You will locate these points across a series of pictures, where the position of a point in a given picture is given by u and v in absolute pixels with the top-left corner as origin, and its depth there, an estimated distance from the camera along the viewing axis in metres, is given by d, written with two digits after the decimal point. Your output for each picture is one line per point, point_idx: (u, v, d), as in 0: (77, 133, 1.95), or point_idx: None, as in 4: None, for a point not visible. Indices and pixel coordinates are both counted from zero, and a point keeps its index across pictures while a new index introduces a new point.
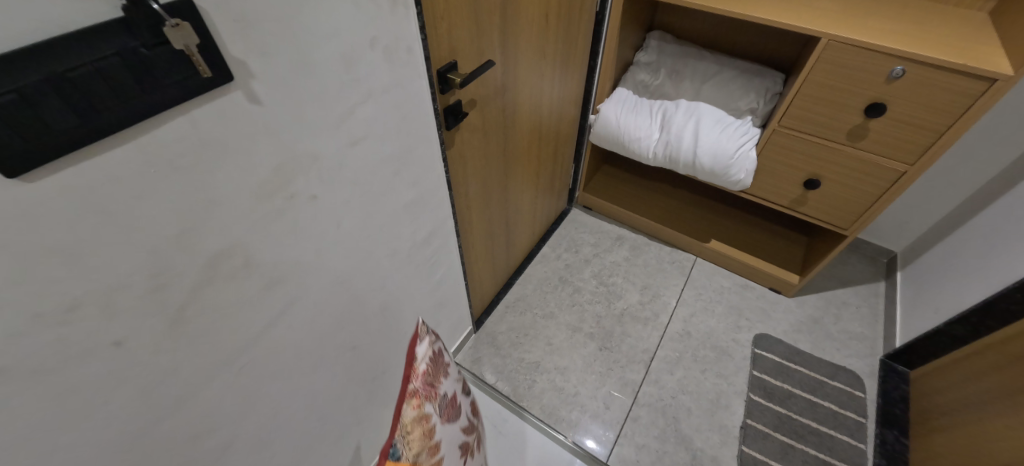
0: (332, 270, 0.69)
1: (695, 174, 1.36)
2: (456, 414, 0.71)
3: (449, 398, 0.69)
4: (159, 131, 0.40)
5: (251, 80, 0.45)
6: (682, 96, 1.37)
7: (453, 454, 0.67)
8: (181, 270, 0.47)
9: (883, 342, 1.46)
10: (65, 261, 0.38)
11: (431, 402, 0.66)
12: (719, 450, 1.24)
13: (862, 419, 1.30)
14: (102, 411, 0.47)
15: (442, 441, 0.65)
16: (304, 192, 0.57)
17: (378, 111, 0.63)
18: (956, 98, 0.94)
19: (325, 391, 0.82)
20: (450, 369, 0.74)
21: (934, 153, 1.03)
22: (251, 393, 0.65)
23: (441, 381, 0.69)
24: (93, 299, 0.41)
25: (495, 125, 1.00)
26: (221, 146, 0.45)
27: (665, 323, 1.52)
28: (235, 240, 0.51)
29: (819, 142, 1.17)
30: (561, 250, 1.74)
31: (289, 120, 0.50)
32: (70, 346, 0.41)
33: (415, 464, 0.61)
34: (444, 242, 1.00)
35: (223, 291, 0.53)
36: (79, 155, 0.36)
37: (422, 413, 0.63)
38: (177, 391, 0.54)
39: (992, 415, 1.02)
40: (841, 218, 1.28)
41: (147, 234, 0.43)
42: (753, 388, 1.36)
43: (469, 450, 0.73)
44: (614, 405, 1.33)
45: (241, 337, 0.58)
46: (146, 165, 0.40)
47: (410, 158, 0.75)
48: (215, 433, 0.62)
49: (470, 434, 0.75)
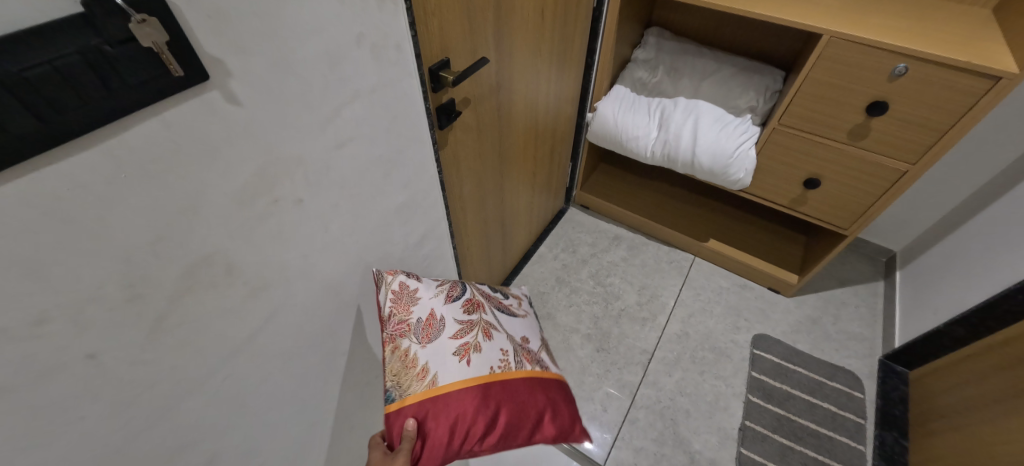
0: (321, 275, 0.67)
1: (693, 173, 1.34)
2: (439, 331, 0.77)
3: (422, 324, 0.77)
4: (127, 134, 0.37)
5: (228, 80, 0.42)
6: (680, 93, 1.35)
7: (449, 362, 0.74)
8: (157, 279, 0.45)
9: (882, 342, 1.45)
10: (29, 272, 0.36)
11: (404, 335, 0.76)
12: (718, 452, 1.23)
13: (861, 420, 1.29)
14: (77, 427, 0.45)
15: (429, 361, 0.74)
16: (289, 196, 0.55)
17: (367, 111, 0.61)
18: (960, 96, 0.92)
19: (317, 398, 0.80)
20: (426, 297, 0.81)
21: (937, 152, 1.01)
22: (237, 403, 0.63)
23: (410, 310, 0.78)
24: (63, 311, 0.39)
25: (490, 124, 0.97)
26: (197, 149, 0.42)
27: (664, 324, 1.50)
28: (216, 248, 0.49)
29: (819, 141, 1.15)
30: (558, 250, 1.72)
31: (271, 122, 0.48)
32: (39, 361, 0.39)
33: (406, 389, 0.72)
34: (438, 243, 0.98)
35: (203, 301, 0.50)
36: (38, 160, 0.34)
37: (398, 350, 0.75)
38: (157, 404, 0.51)
39: (992, 417, 1.01)
40: (841, 218, 1.26)
41: (119, 243, 0.40)
42: (752, 390, 1.35)
43: (474, 345, 0.77)
44: (612, 408, 1.31)
45: (224, 346, 0.56)
46: (115, 170, 0.38)
47: (401, 159, 0.72)
48: (199, 445, 0.60)
49: (472, 332, 0.79)
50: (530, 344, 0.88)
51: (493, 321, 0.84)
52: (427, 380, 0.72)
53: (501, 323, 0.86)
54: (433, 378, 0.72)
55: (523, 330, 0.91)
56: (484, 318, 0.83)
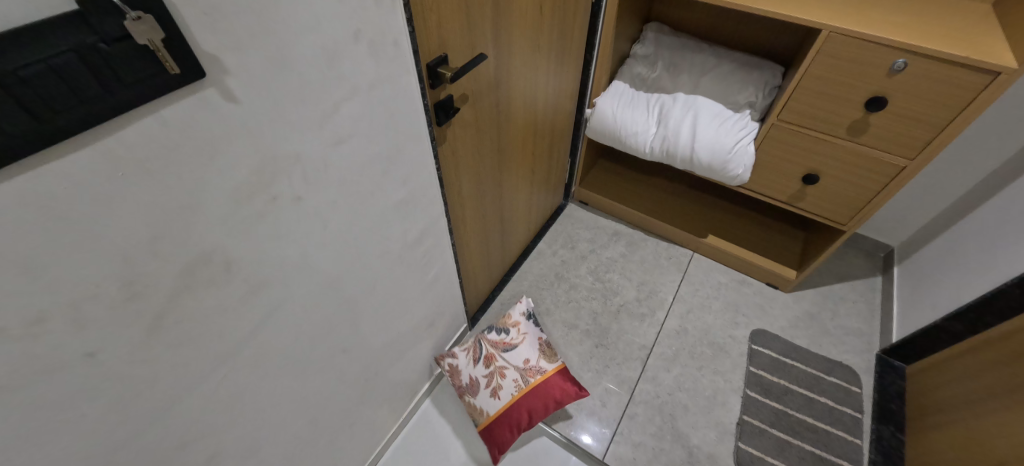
0: (320, 272, 0.67)
1: (692, 169, 1.34)
2: (478, 384, 1.19)
3: (468, 383, 1.19)
4: (124, 132, 0.37)
5: (225, 76, 0.42)
6: (679, 89, 1.34)
7: (492, 402, 1.17)
8: (155, 277, 0.45)
9: (880, 337, 1.46)
10: (26, 270, 0.36)
11: (465, 393, 1.20)
12: (715, 447, 1.24)
13: (858, 415, 1.30)
14: (75, 423, 0.45)
15: (482, 404, 1.17)
16: (286, 193, 0.55)
17: (365, 108, 0.61)
18: (958, 92, 0.92)
19: (317, 394, 0.81)
20: (464, 366, 1.21)
21: (935, 148, 1.01)
22: (237, 400, 0.63)
23: (460, 377, 1.20)
24: (61, 309, 0.39)
25: (488, 120, 0.97)
26: (194, 146, 0.42)
27: (662, 319, 1.51)
28: (214, 245, 0.49)
29: (819, 137, 1.15)
30: (557, 246, 1.72)
31: (268, 119, 0.48)
32: (38, 360, 0.39)
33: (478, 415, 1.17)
34: (437, 240, 0.98)
35: (201, 298, 0.50)
36: (34, 158, 0.33)
37: (466, 400, 1.20)
38: (156, 402, 0.51)
39: (988, 412, 1.02)
40: (839, 213, 1.26)
41: (117, 241, 0.40)
42: (750, 385, 1.35)
43: (499, 385, 1.18)
44: (610, 403, 1.32)
45: (223, 343, 0.56)
46: (112, 168, 0.38)
47: (400, 156, 0.72)
48: (199, 441, 0.60)
49: (495, 377, 1.19)
50: (534, 359, 1.22)
51: (506, 362, 1.20)
52: (485, 412, 1.17)
53: (510, 360, 1.21)
54: (487, 412, 1.17)
55: (527, 350, 1.23)
56: (500, 363, 1.20)
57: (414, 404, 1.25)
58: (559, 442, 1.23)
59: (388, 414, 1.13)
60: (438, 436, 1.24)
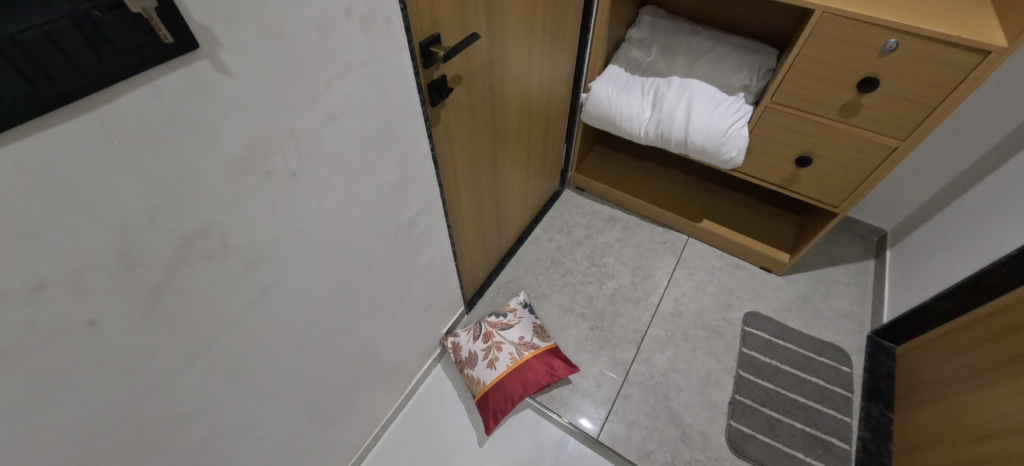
0: (315, 250, 0.68)
1: (686, 153, 1.35)
2: (476, 357, 1.28)
3: (468, 357, 1.29)
4: (119, 102, 0.38)
5: (217, 49, 0.43)
6: (674, 73, 1.35)
7: (489, 372, 1.26)
8: (153, 248, 0.46)
9: (871, 319, 1.48)
10: (27, 237, 0.37)
11: (464, 365, 1.29)
12: (707, 425, 1.26)
13: (848, 394, 1.32)
14: (79, 390, 0.46)
15: (480, 374, 1.26)
16: (281, 168, 0.55)
17: (357, 85, 0.61)
18: (949, 71, 0.93)
19: (315, 373, 0.82)
20: (465, 342, 1.32)
21: (926, 128, 1.02)
22: (236, 375, 0.64)
23: (459, 352, 1.31)
24: (62, 276, 0.40)
25: (482, 102, 0.98)
26: (188, 118, 0.43)
27: (657, 302, 1.53)
28: (210, 218, 0.50)
29: (811, 119, 1.15)
30: (553, 231, 1.73)
31: (261, 93, 0.49)
32: (41, 325, 0.40)
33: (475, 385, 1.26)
34: (432, 222, 0.99)
35: (198, 270, 0.51)
36: (31, 125, 0.34)
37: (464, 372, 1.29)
38: (157, 373, 0.53)
39: (974, 388, 1.04)
40: (832, 196, 1.27)
41: (114, 211, 0.41)
42: (742, 366, 1.38)
43: (494, 358, 1.28)
44: (605, 383, 1.34)
45: (221, 317, 0.57)
46: (108, 138, 0.38)
47: (394, 135, 0.73)
48: (199, 414, 0.61)
49: (491, 351, 1.29)
50: (528, 336, 1.33)
51: (503, 337, 1.31)
52: (482, 382, 1.25)
53: (506, 336, 1.32)
54: (483, 381, 1.25)
55: (522, 330, 1.34)
56: (496, 338, 1.31)
57: (412, 386, 1.28)
58: (562, 427, 1.25)
59: (386, 395, 1.15)
60: (436, 417, 1.26)
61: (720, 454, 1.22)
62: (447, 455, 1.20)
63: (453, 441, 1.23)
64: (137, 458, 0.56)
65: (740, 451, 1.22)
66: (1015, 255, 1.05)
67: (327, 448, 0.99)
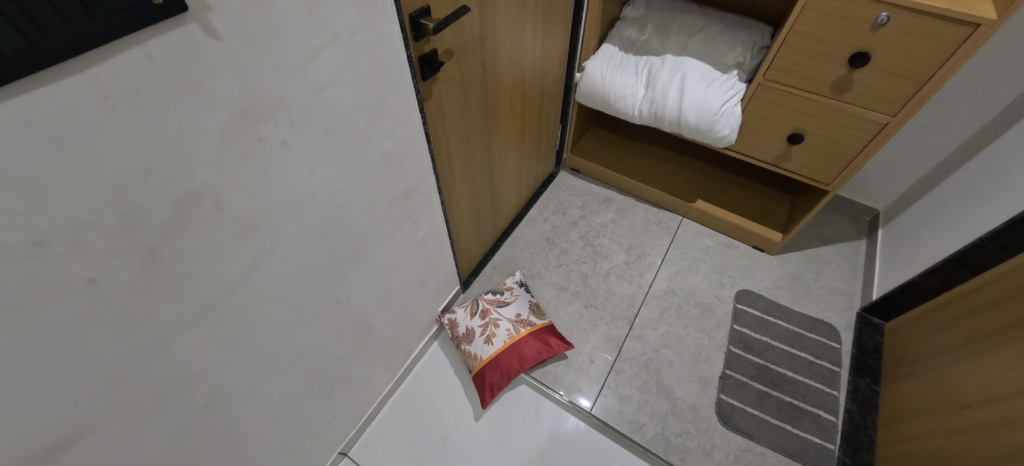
0: (309, 220, 0.70)
1: (680, 131, 1.35)
2: (474, 333, 1.31)
3: (465, 333, 1.31)
4: (112, 63, 0.39)
5: (206, 12, 0.43)
6: (668, 51, 1.34)
7: (486, 348, 1.28)
8: (149, 210, 0.47)
9: (861, 296, 1.50)
10: (28, 194, 0.38)
11: (461, 341, 1.31)
12: (698, 399, 1.29)
13: (836, 368, 1.35)
14: (81, 349, 0.48)
15: (477, 350, 1.29)
16: (272, 135, 0.57)
17: (347, 54, 0.62)
18: (940, 44, 0.93)
19: (312, 344, 0.84)
20: (462, 319, 1.34)
21: (916, 103, 1.02)
22: (234, 341, 0.66)
23: (457, 328, 1.33)
24: (61, 234, 0.42)
25: (474, 78, 0.98)
26: (180, 81, 0.44)
27: (650, 281, 1.55)
28: (204, 182, 0.51)
29: (804, 96, 1.16)
30: (549, 212, 1.74)
31: (251, 59, 0.50)
32: (42, 282, 0.42)
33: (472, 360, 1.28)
34: (425, 197, 1.00)
35: (194, 234, 0.53)
36: (29, 82, 0.35)
37: (461, 348, 1.31)
38: (156, 335, 0.55)
39: (957, 360, 1.06)
40: (822, 174, 1.29)
41: (110, 172, 0.43)
42: (733, 342, 1.40)
43: (491, 334, 1.30)
44: (599, 360, 1.37)
45: (217, 282, 0.59)
46: (102, 98, 0.40)
47: (384, 108, 0.74)
48: (198, 378, 0.63)
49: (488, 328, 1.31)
50: (525, 314, 1.36)
51: (500, 314, 1.34)
52: (479, 358, 1.27)
53: (504, 314, 1.34)
54: (481, 357, 1.27)
55: (518, 307, 1.37)
56: (493, 315, 1.33)
57: (409, 362, 1.30)
58: (561, 404, 1.28)
59: (382, 370, 1.17)
60: (433, 393, 1.29)
61: (710, 426, 1.25)
62: (444, 428, 1.23)
63: (451, 416, 1.26)
64: (140, 418, 0.58)
65: (729, 423, 1.25)
66: (1000, 229, 1.07)
67: (326, 419, 1.02)
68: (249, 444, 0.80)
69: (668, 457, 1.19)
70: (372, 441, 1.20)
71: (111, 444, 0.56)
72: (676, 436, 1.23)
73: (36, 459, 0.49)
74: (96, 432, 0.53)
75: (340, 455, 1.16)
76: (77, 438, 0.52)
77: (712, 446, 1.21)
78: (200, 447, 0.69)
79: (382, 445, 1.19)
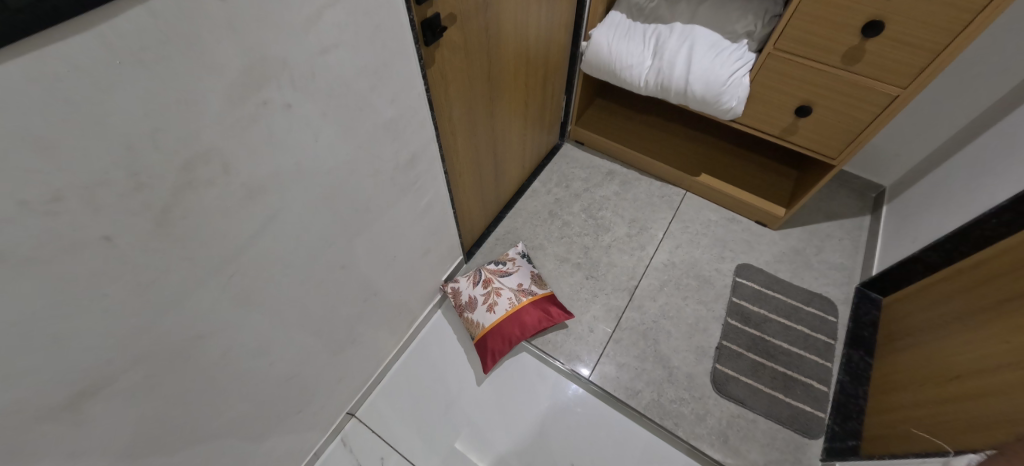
0: (313, 187, 0.71)
1: (686, 102, 1.33)
2: (476, 302, 1.33)
3: (467, 301, 1.34)
4: (118, 21, 0.40)
5: None
6: (677, 19, 1.30)
7: (487, 316, 1.31)
8: (158, 170, 0.49)
9: (860, 271, 1.50)
10: (42, 149, 0.39)
11: (463, 307, 1.35)
12: (694, 368, 1.33)
13: (832, 341, 1.37)
14: (99, 303, 0.50)
15: (479, 318, 1.32)
16: (275, 98, 0.57)
17: (347, 17, 0.62)
18: (956, 13, 0.90)
19: (319, 308, 0.87)
20: (465, 287, 1.36)
21: (929, 74, 1.00)
22: (245, 300, 0.69)
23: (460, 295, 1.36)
24: (76, 191, 0.43)
25: (478, 44, 0.97)
26: (186, 41, 0.45)
27: (651, 254, 1.56)
28: (210, 143, 0.52)
29: (814, 67, 1.14)
30: (552, 185, 1.74)
31: (251, 18, 0.50)
32: (62, 236, 0.44)
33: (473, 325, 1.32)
34: (428, 166, 1.01)
35: (203, 195, 0.54)
36: (37, 39, 0.36)
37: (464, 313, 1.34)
38: (170, 293, 0.57)
39: (949, 333, 1.07)
40: (829, 147, 1.28)
41: (121, 131, 0.44)
42: (732, 314, 1.43)
43: (493, 302, 1.33)
44: (598, 330, 1.40)
45: (226, 245, 0.61)
46: (109, 56, 0.40)
47: (387, 73, 0.74)
48: (211, 335, 0.66)
49: (490, 296, 1.34)
50: (526, 283, 1.38)
51: (502, 283, 1.36)
52: (479, 325, 1.31)
53: (506, 283, 1.36)
54: (482, 325, 1.31)
55: (521, 277, 1.39)
56: (495, 284, 1.35)
57: (413, 329, 1.34)
58: (561, 372, 1.32)
59: (388, 335, 1.20)
60: (437, 359, 1.33)
61: (704, 394, 1.28)
62: (448, 392, 1.28)
63: (455, 382, 1.30)
64: (156, 372, 0.61)
65: (722, 391, 1.28)
66: (1004, 205, 1.06)
67: (334, 379, 1.06)
68: (261, 400, 0.84)
69: (663, 422, 1.24)
70: (379, 403, 1.25)
71: (131, 394, 0.59)
72: (671, 403, 1.27)
73: (64, 405, 0.52)
74: (119, 382, 0.56)
75: (348, 416, 1.21)
76: (99, 388, 0.55)
77: (705, 412, 1.25)
78: (212, 403, 0.72)
79: (387, 406, 1.24)
